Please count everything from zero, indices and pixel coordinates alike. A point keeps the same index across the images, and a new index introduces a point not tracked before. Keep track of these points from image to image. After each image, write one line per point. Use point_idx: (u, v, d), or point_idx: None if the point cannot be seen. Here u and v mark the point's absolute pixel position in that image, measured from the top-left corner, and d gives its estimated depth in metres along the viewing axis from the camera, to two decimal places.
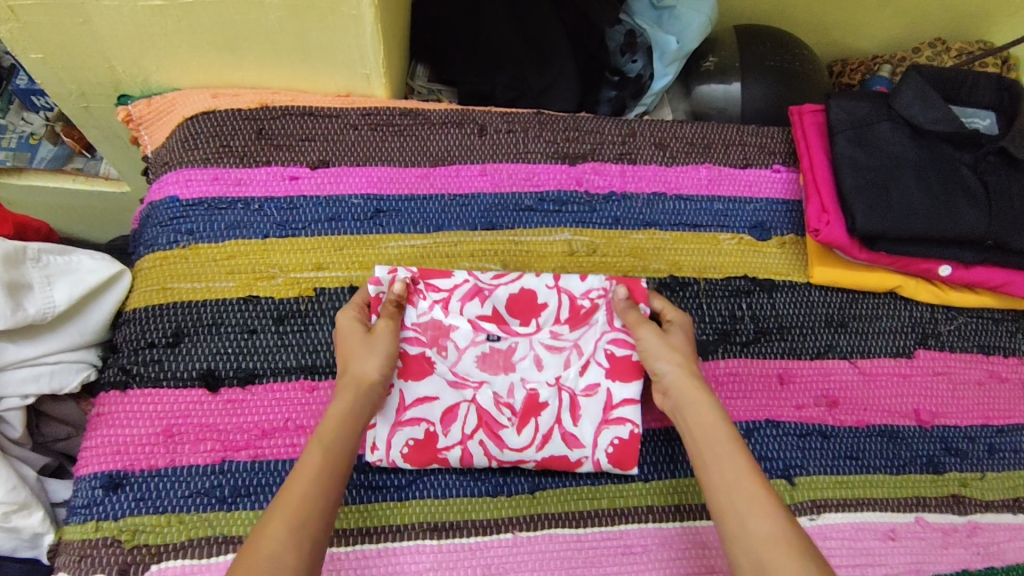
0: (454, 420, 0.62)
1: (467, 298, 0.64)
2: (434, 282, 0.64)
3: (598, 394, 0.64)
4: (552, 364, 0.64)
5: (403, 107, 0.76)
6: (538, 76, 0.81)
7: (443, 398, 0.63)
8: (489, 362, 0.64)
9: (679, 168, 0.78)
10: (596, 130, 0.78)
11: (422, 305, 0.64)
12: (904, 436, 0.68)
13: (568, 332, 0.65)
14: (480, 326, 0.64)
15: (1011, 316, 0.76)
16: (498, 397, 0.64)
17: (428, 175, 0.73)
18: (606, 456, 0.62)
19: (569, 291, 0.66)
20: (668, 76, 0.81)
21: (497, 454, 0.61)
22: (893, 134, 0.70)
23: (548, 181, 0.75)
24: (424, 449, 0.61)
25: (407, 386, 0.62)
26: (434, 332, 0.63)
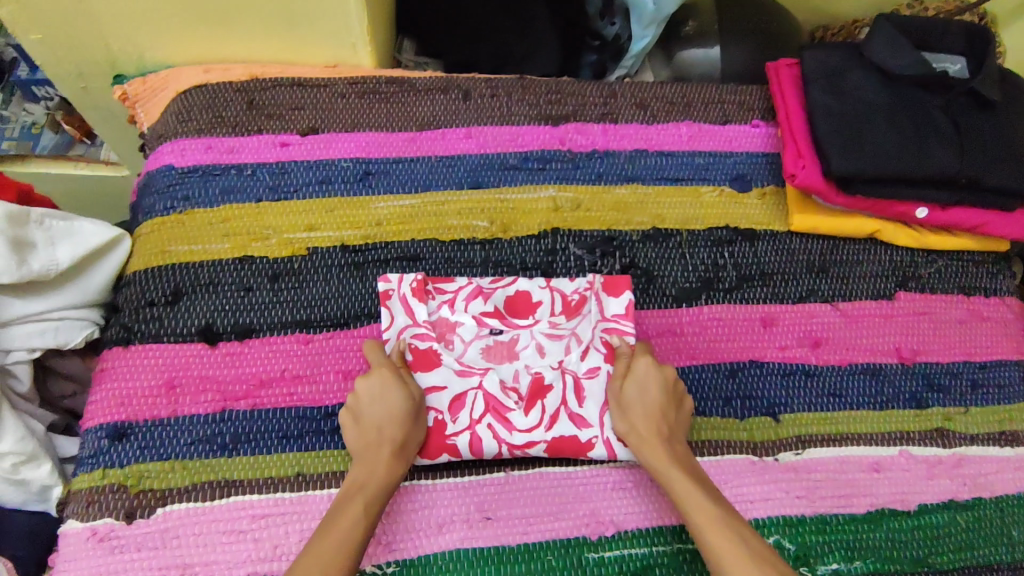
0: (462, 406, 0.61)
1: (470, 298, 0.66)
2: (441, 284, 0.66)
3: (600, 375, 0.64)
4: (553, 352, 0.65)
5: (388, 75, 0.78)
6: (520, 42, 0.83)
7: (451, 386, 0.62)
8: (492, 354, 0.65)
9: (659, 126, 0.80)
10: (578, 93, 0.81)
11: (431, 304, 0.66)
12: (887, 373, 0.70)
13: (565, 322, 0.67)
14: (483, 322, 0.66)
15: (990, 258, 0.77)
16: (504, 383, 0.63)
17: (415, 139, 0.75)
18: (615, 436, 0.61)
19: (561, 288, 0.68)
20: (646, 38, 0.82)
21: (507, 436, 0.60)
22: (865, 81, 0.72)
23: (532, 141, 0.77)
24: (433, 435, 0.60)
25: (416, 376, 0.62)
26: (439, 329, 0.65)
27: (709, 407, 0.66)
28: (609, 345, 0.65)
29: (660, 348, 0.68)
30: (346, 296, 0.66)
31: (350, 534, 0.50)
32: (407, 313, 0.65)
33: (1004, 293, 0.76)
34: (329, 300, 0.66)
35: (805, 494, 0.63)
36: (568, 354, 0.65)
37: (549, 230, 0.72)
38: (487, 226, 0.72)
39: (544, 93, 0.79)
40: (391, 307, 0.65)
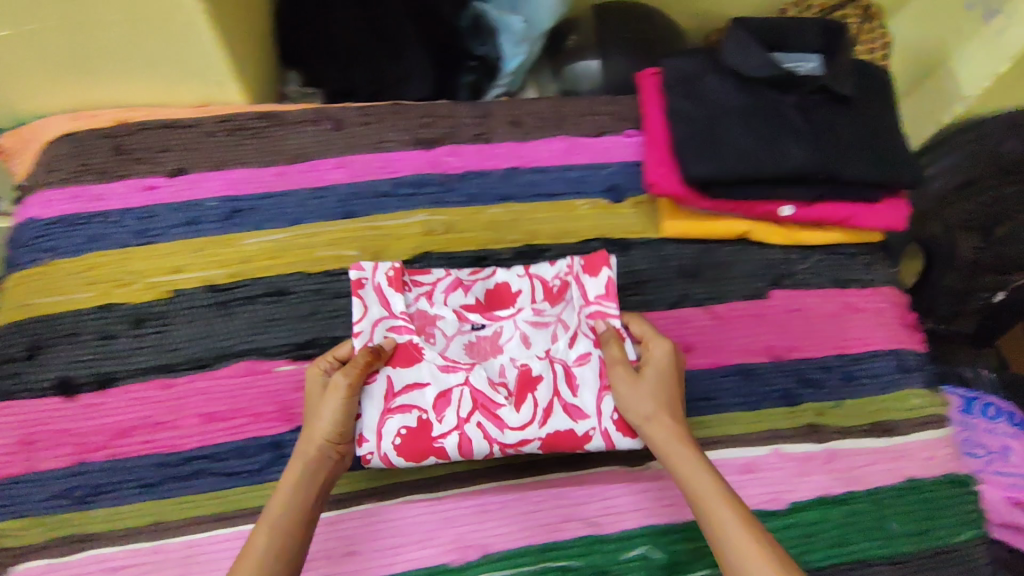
0: (447, 406, 0.61)
1: (450, 289, 0.69)
2: (418, 277, 0.69)
3: (591, 360, 0.65)
4: (535, 338, 0.67)
5: (259, 111, 0.79)
6: (393, 67, 0.83)
7: (436, 382, 0.62)
8: (477, 349, 0.67)
9: (533, 143, 0.81)
10: (451, 115, 0.81)
11: (409, 296, 0.68)
12: (758, 372, 0.70)
13: (549, 309, 0.69)
14: (464, 316, 0.68)
15: (864, 250, 0.79)
16: (491, 379, 0.64)
17: (284, 173, 0.75)
18: (613, 424, 0.62)
19: (541, 275, 0.71)
20: (519, 56, 0.84)
21: (498, 436, 0.61)
22: (719, 85, 0.73)
23: (404, 167, 0.77)
24: (421, 436, 0.60)
25: (395, 371, 0.62)
26: (421, 323, 0.67)
27: None
28: (597, 331, 0.66)
29: None
30: (213, 335, 0.66)
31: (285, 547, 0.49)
32: (384, 304, 0.65)
33: (879, 284, 0.77)
34: (194, 341, 0.66)
35: (674, 502, 0.63)
36: (555, 343, 0.66)
37: (420, 255, 0.73)
38: (357, 255, 0.72)
39: (416, 118, 0.80)
40: (362, 298, 0.65)
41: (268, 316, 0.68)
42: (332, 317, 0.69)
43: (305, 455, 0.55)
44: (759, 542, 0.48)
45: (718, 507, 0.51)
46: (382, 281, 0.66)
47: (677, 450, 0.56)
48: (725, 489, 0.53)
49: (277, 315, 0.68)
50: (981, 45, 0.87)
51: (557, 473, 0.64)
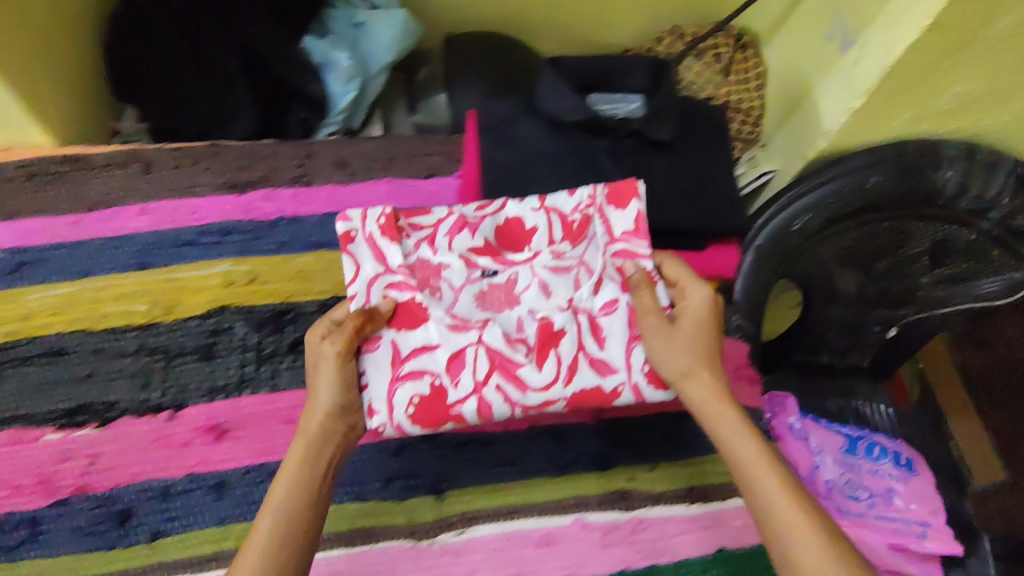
0: (461, 367, 0.57)
1: (455, 231, 0.62)
2: (416, 221, 0.62)
3: (618, 310, 0.60)
4: (556, 286, 0.61)
5: (64, 153, 0.74)
6: (217, 107, 0.79)
7: (447, 343, 0.57)
8: (489, 300, 0.61)
9: (356, 185, 0.76)
10: (273, 157, 0.77)
11: (408, 243, 0.61)
12: (570, 434, 0.67)
13: (569, 250, 0.64)
14: (472, 261, 0.62)
15: None
16: (508, 335, 0.58)
17: (81, 221, 0.71)
18: (643, 378, 0.58)
19: (559, 210, 0.64)
20: (350, 94, 0.79)
21: (520, 398, 0.56)
22: (532, 129, 0.69)
23: (212, 214, 0.73)
24: (435, 403, 0.56)
25: (399, 331, 0.58)
26: (422, 273, 0.61)
27: (365, 491, 0.62)
28: (624, 272, 0.61)
29: None
30: None
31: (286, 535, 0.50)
32: (378, 258, 0.60)
33: None
34: None
35: None
36: (578, 289, 0.61)
37: (216, 309, 0.69)
38: (146, 309, 0.68)
39: (233, 161, 0.76)
40: (354, 253, 0.60)
41: (41, 380, 0.65)
42: (108, 380, 0.66)
43: (309, 432, 0.54)
44: (809, 519, 0.51)
45: (784, 476, 0.53)
46: (374, 232, 0.60)
47: (721, 413, 0.57)
48: (771, 464, 0.54)
49: (51, 377, 0.65)
50: (836, 82, 0.83)
51: (332, 551, 0.59)
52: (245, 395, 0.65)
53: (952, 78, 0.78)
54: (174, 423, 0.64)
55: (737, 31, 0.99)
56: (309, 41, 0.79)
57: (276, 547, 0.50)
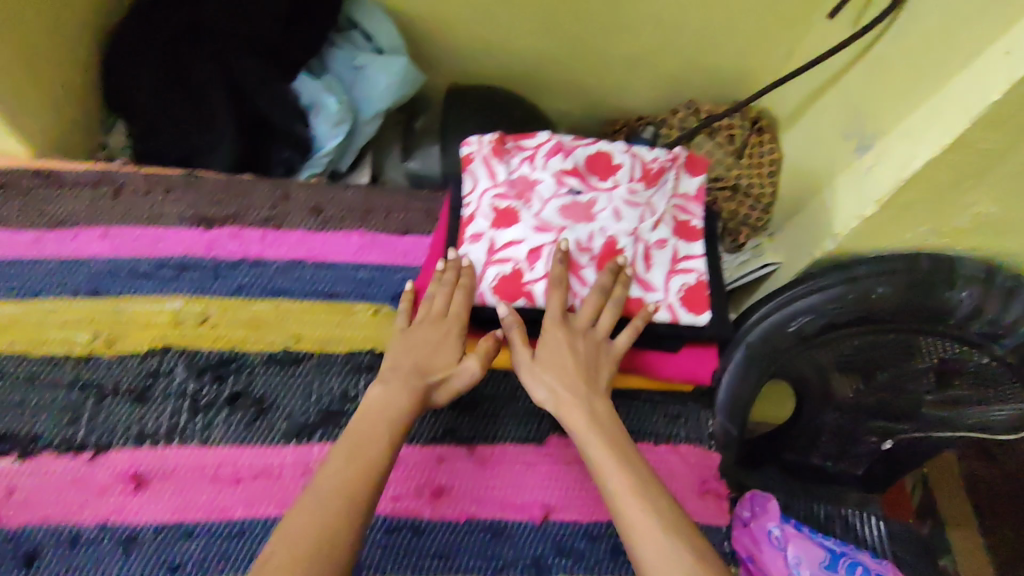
0: (539, 259, 0.61)
1: (551, 154, 0.65)
2: (521, 142, 0.66)
3: (667, 248, 0.64)
4: (629, 216, 0.63)
5: (37, 168, 0.74)
6: (200, 136, 0.79)
7: (529, 240, 0.61)
8: (570, 212, 0.62)
9: (327, 235, 0.74)
10: (245, 195, 0.75)
11: (512, 163, 0.65)
12: (511, 532, 0.62)
13: (644, 189, 0.65)
14: (563, 180, 0.64)
15: (675, 399, 0.71)
16: (579, 242, 0.62)
17: (40, 239, 0.70)
18: (679, 302, 0.62)
19: (642, 155, 0.66)
20: (336, 138, 0.79)
21: (579, 290, 0.61)
22: None
23: (175, 247, 0.71)
24: (513, 282, 0.60)
25: (497, 232, 0.62)
26: (518, 186, 0.64)
27: None
28: (679, 221, 0.66)
29: (244, 492, 0.60)
30: None
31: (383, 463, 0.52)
32: (489, 175, 0.65)
33: (679, 440, 0.69)
34: None
35: None
36: (644, 222, 0.63)
37: (160, 348, 0.66)
38: (90, 340, 0.65)
39: (205, 194, 0.74)
40: (472, 172, 0.66)
41: None
42: (38, 411, 0.62)
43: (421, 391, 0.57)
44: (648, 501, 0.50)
45: (641, 483, 0.52)
46: (487, 153, 0.66)
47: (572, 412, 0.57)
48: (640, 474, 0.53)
49: None
50: (850, 185, 0.78)
51: None
52: (171, 446, 0.61)
53: (970, 200, 0.73)
54: (96, 466, 0.60)
55: (756, 114, 0.97)
56: (298, 81, 0.80)
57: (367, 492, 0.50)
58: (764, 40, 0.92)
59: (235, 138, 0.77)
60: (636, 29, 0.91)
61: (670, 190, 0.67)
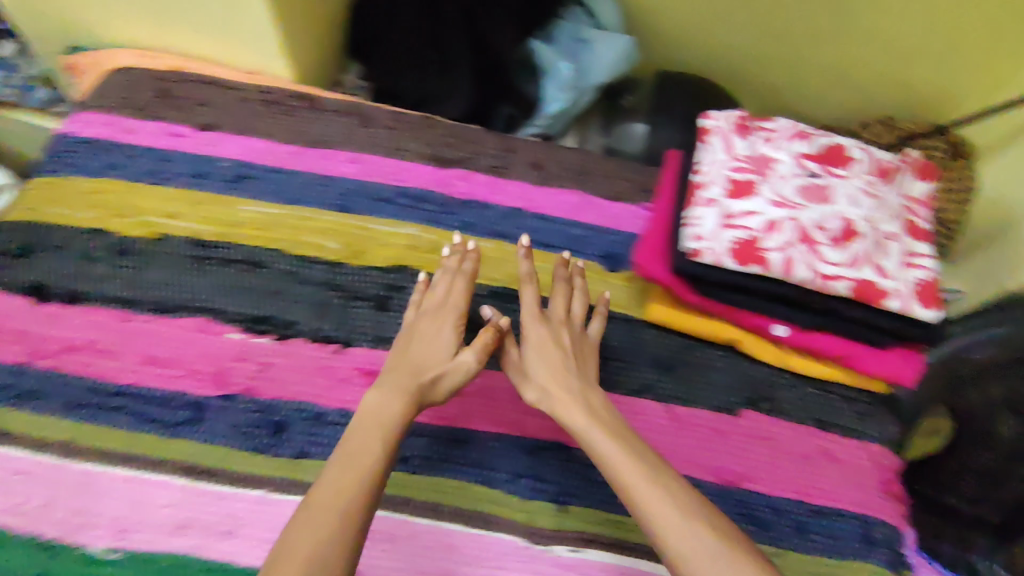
0: (778, 230, 0.64)
1: (791, 138, 0.69)
2: (762, 124, 0.71)
3: (899, 241, 0.66)
4: (866, 204, 0.66)
5: (297, 91, 0.82)
6: (438, 83, 0.85)
7: (769, 212, 0.65)
8: (809, 193, 0.66)
9: (547, 189, 0.78)
10: (476, 142, 0.81)
11: (751, 141, 0.70)
12: (702, 490, 0.64)
13: (879, 184, 0.68)
14: (803, 163, 0.68)
15: (865, 399, 0.72)
16: (818, 220, 0.65)
17: (300, 153, 0.77)
18: (909, 292, 0.64)
19: (876, 154, 0.70)
20: (563, 101, 0.85)
21: (815, 265, 0.63)
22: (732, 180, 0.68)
23: (413, 179, 0.77)
24: (751, 248, 0.64)
25: (736, 200, 0.66)
26: (758, 163, 0.68)
27: (493, 479, 0.62)
28: (909, 220, 0.68)
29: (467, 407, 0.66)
30: (180, 284, 0.69)
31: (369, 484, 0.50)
32: (729, 149, 0.70)
33: (868, 439, 0.70)
34: (161, 286, 0.69)
35: None
36: (880, 213, 0.66)
37: (397, 266, 0.72)
38: (337, 249, 0.72)
39: (440, 136, 0.80)
40: (711, 144, 0.71)
41: (234, 282, 0.70)
42: (292, 302, 0.69)
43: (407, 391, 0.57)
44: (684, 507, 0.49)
45: (664, 480, 0.51)
46: (728, 129, 0.71)
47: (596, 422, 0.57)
48: (641, 459, 0.53)
49: (246, 283, 0.70)
50: None
51: (457, 525, 0.60)
52: None
53: None
54: (341, 357, 0.67)
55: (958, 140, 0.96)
56: (539, 45, 0.86)
57: (364, 496, 0.49)
58: (985, 64, 0.90)
59: (474, 89, 0.85)
60: (850, 38, 0.92)
61: (902, 189, 0.70)
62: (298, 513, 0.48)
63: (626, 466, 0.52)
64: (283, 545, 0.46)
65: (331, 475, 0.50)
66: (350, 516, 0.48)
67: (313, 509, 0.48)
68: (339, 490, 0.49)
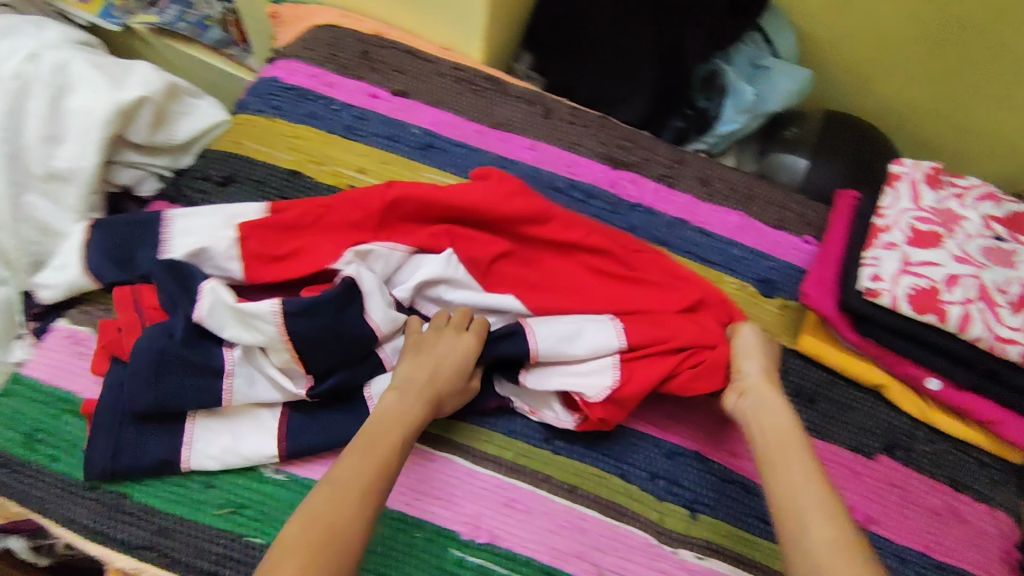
0: (958, 284, 0.66)
1: (982, 197, 0.73)
2: (956, 180, 0.74)
3: None
4: None
5: (487, 72, 0.85)
6: (619, 87, 0.89)
7: (949, 265, 0.67)
8: (992, 254, 0.69)
9: (712, 206, 0.81)
10: (649, 149, 0.83)
11: (941, 194, 0.73)
12: None
13: None
14: (990, 224, 0.71)
15: (999, 466, 0.70)
16: (998, 284, 0.67)
17: (485, 133, 0.81)
18: None
19: None
20: (736, 122, 0.90)
21: (995, 326, 0.65)
22: (902, 221, 0.71)
23: (586, 174, 0.80)
24: (929, 296, 0.66)
25: (913, 250, 0.69)
26: (945, 217, 0.71)
27: (630, 473, 0.66)
28: None
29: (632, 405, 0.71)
30: None
31: (390, 455, 0.51)
32: (913, 198, 0.73)
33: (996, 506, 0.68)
34: None
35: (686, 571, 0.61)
36: None
37: None
38: None
39: (616, 138, 0.83)
40: (897, 189, 0.74)
41: None
42: None
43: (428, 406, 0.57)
44: (818, 488, 0.50)
45: (805, 462, 0.53)
46: (917, 178, 0.74)
47: (798, 462, 0.53)
48: (855, 549, 0.46)
49: None
50: None
51: (593, 510, 0.63)
52: None
53: None
54: None
55: None
56: (738, 48, 0.93)
57: (380, 478, 0.50)
58: None
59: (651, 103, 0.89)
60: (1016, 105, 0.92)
61: None
62: (323, 485, 0.49)
63: (817, 520, 0.48)
64: (308, 505, 0.47)
65: (358, 452, 0.51)
66: (370, 493, 0.49)
67: (340, 500, 0.47)
68: (354, 467, 0.50)
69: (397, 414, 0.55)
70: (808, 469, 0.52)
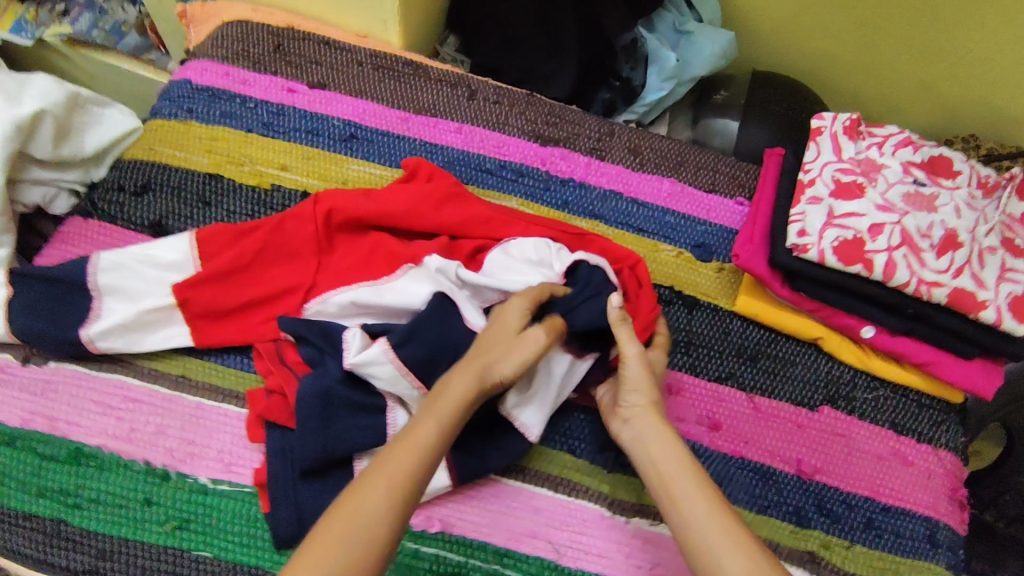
0: (882, 233, 0.67)
1: (901, 145, 0.74)
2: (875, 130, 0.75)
3: (996, 255, 0.68)
4: (966, 218, 0.69)
5: (407, 57, 0.83)
6: (544, 62, 0.89)
7: (871, 215, 0.69)
8: (912, 200, 0.70)
9: (643, 175, 0.80)
10: (577, 123, 0.83)
11: (861, 144, 0.74)
12: (778, 479, 0.65)
13: (980, 199, 0.71)
14: (910, 170, 0.72)
15: (941, 406, 0.71)
16: (920, 228, 0.68)
17: (408, 119, 0.79)
18: (1009, 309, 0.65)
19: (977, 170, 0.73)
20: (662, 90, 0.90)
21: (918, 270, 0.66)
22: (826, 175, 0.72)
23: (515, 153, 0.79)
24: (854, 247, 0.67)
25: (837, 203, 0.69)
26: (866, 166, 0.72)
27: (577, 447, 0.65)
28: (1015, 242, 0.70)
29: None
30: None
31: (423, 454, 0.49)
32: (835, 150, 0.73)
33: (940, 446, 0.69)
34: None
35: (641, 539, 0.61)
36: (977, 227, 0.69)
37: None
38: None
39: (543, 114, 0.82)
40: (819, 143, 0.74)
41: None
42: None
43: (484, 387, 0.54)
44: (707, 497, 0.50)
45: (693, 472, 0.52)
46: (837, 130, 0.75)
47: (685, 470, 0.52)
48: (751, 544, 0.47)
49: None
50: None
51: (543, 488, 0.63)
52: None
53: None
54: None
55: None
56: (659, 14, 0.93)
57: (412, 485, 0.48)
58: None
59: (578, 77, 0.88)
60: (934, 53, 0.93)
61: (1003, 208, 0.71)
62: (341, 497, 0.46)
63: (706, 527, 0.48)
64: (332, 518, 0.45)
65: (392, 453, 0.49)
66: (397, 495, 0.47)
67: (354, 515, 0.45)
68: (379, 477, 0.47)
69: (437, 414, 0.52)
70: (698, 479, 0.51)
